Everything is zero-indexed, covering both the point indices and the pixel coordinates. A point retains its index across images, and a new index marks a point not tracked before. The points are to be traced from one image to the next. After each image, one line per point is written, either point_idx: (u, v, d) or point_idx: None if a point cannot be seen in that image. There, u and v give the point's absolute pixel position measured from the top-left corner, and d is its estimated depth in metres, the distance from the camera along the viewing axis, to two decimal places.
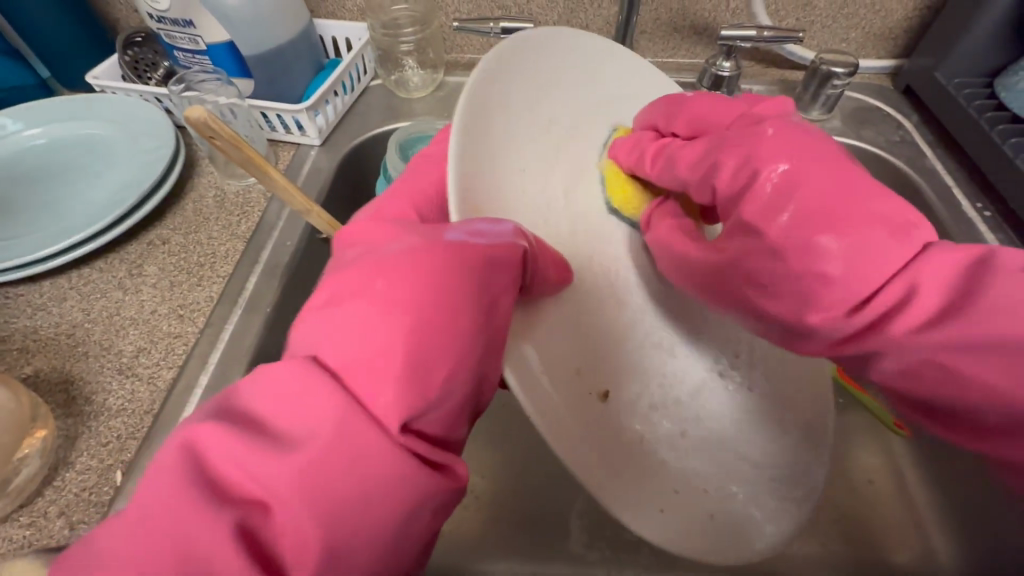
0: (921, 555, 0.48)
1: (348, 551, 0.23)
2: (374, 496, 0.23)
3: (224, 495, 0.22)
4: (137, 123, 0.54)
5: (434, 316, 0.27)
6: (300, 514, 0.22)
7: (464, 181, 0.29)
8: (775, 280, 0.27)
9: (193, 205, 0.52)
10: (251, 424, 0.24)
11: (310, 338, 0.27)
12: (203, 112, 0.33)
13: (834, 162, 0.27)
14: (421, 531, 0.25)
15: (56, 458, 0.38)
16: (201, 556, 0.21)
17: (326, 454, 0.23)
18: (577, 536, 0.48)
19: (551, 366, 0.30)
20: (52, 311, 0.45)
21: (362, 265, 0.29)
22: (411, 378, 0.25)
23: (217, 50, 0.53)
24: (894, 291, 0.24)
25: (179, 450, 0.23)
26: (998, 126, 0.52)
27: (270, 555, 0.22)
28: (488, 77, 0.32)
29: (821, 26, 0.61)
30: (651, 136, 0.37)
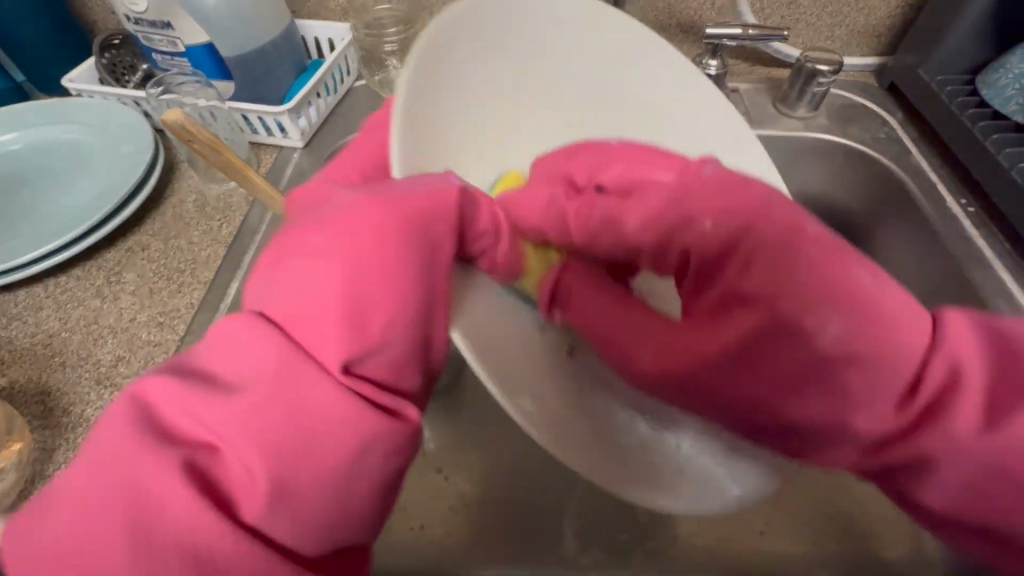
0: (912, 552, 0.48)
1: (301, 494, 0.21)
2: (326, 436, 0.22)
3: (171, 443, 0.21)
4: (115, 126, 0.53)
5: (375, 256, 0.24)
6: (248, 456, 0.21)
7: (410, 136, 0.30)
8: (783, 375, 0.25)
9: (173, 210, 0.51)
10: (200, 376, 0.22)
11: (254, 283, 0.25)
12: (180, 115, 0.33)
13: (816, 239, 0.26)
14: (380, 475, 0.23)
15: (33, 472, 0.37)
16: (153, 506, 0.20)
17: (270, 396, 0.21)
18: (570, 540, 0.48)
19: (505, 343, 0.31)
20: (28, 321, 0.44)
21: (300, 218, 0.26)
22: (354, 319, 0.23)
23: (196, 52, 0.52)
24: (938, 372, 0.24)
25: (125, 406, 0.21)
26: (980, 122, 0.53)
27: (216, 500, 0.21)
28: (443, 33, 0.33)
29: (805, 24, 0.61)
30: (566, 194, 0.33)
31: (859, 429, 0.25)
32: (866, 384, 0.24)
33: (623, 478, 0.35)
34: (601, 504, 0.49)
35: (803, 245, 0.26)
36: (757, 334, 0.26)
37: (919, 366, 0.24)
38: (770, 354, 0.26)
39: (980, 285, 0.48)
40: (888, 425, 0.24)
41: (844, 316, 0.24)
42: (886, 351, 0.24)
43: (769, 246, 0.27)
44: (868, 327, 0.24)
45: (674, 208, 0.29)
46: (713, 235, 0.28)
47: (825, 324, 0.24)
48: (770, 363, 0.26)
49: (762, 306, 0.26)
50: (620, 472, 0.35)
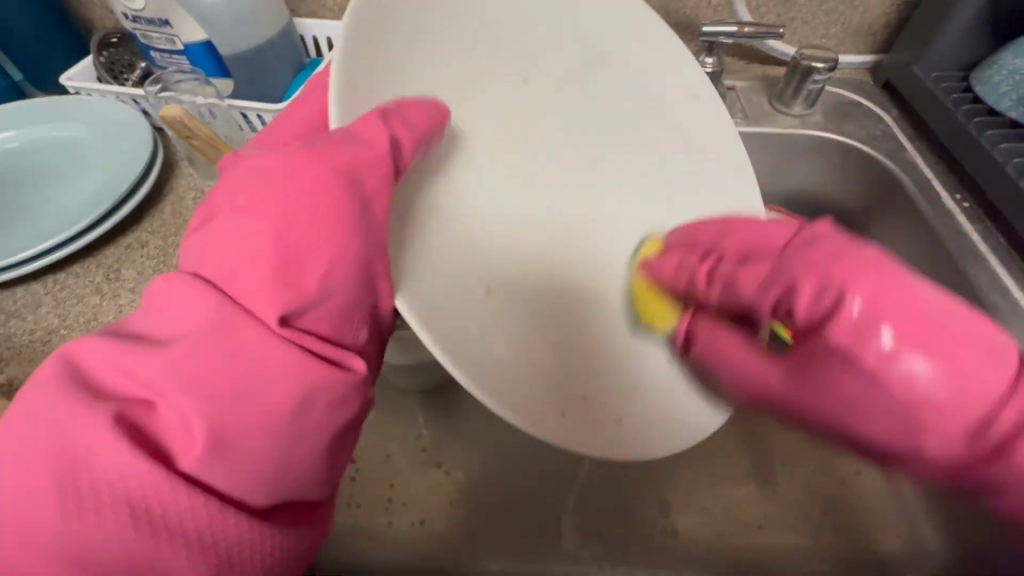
0: (910, 546, 0.48)
1: (233, 438, 0.24)
2: (254, 383, 0.24)
3: (108, 396, 0.24)
4: (114, 124, 0.53)
5: (300, 217, 0.26)
6: (182, 403, 0.23)
7: (353, 69, 0.26)
8: (859, 407, 0.27)
9: (172, 208, 0.51)
10: (137, 338, 0.25)
11: (187, 251, 0.27)
12: (180, 111, 0.34)
13: (919, 301, 0.26)
14: (319, 423, 0.26)
15: None
16: (88, 453, 0.22)
17: (199, 348, 0.24)
18: (570, 535, 0.48)
19: (447, 276, 0.28)
20: (27, 318, 0.44)
21: (226, 182, 0.28)
22: (279, 278, 0.26)
23: (194, 50, 0.53)
24: (1005, 416, 0.25)
25: (61, 363, 0.24)
26: (974, 118, 0.53)
27: (154, 441, 0.23)
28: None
29: (801, 22, 0.62)
30: (696, 258, 0.35)
31: (927, 455, 0.26)
32: (942, 421, 0.25)
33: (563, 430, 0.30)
34: (601, 500, 0.50)
35: (908, 308, 0.25)
36: (845, 379, 0.27)
37: (988, 407, 0.25)
38: (856, 395, 0.27)
39: (976, 280, 0.49)
40: (954, 454, 0.26)
41: (919, 348, 0.25)
42: (967, 394, 0.25)
43: (872, 304, 0.26)
44: (958, 378, 0.25)
45: (781, 277, 0.30)
46: (825, 301, 0.28)
47: (918, 374, 0.25)
48: (857, 404, 0.27)
49: (862, 362, 0.26)
50: (568, 425, 0.31)
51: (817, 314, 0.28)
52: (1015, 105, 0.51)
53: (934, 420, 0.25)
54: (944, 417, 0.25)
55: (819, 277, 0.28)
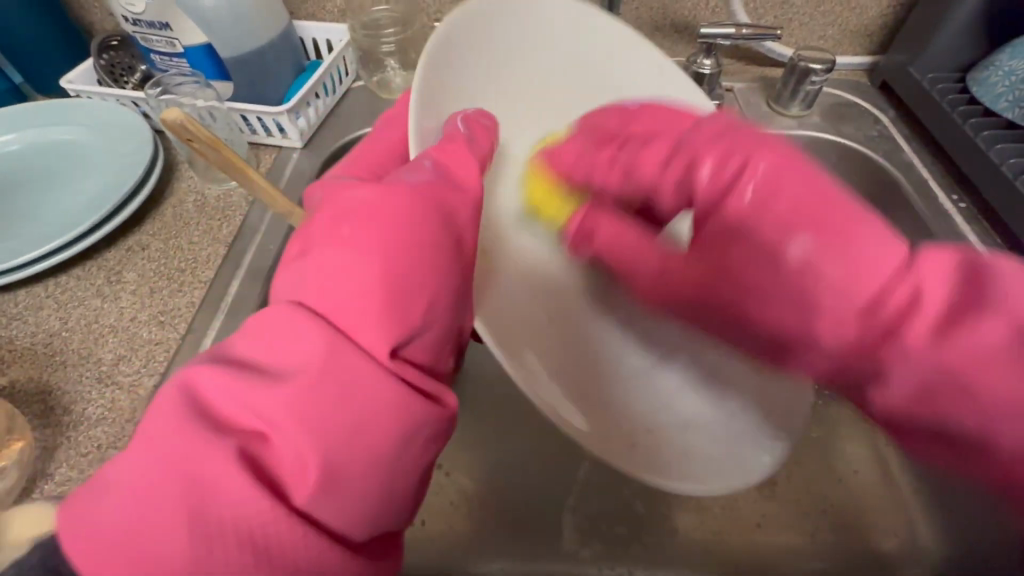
0: (905, 544, 0.48)
1: (347, 475, 0.22)
2: (372, 421, 0.23)
3: (222, 427, 0.22)
4: (115, 126, 0.53)
5: (405, 252, 0.26)
6: (303, 440, 0.22)
7: (427, 128, 0.33)
8: (758, 288, 0.28)
9: (173, 210, 0.51)
10: (244, 366, 0.23)
11: (290, 279, 0.26)
12: (180, 115, 0.33)
13: (820, 191, 0.27)
14: (417, 459, 0.25)
15: (35, 470, 0.37)
16: (213, 488, 0.20)
17: (319, 382, 0.22)
18: (569, 535, 0.48)
19: (518, 316, 0.36)
20: (29, 321, 0.44)
21: (330, 213, 0.28)
22: (390, 308, 0.25)
23: (195, 53, 0.52)
24: (898, 294, 0.24)
25: (175, 393, 0.22)
26: (970, 119, 0.54)
27: (271, 478, 0.22)
28: (456, 31, 0.36)
29: (799, 24, 0.62)
30: (597, 144, 0.36)
31: (818, 341, 0.26)
32: (833, 296, 0.25)
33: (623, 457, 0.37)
34: (600, 498, 0.50)
35: (804, 186, 0.27)
36: (746, 255, 0.28)
37: (883, 283, 0.24)
38: (751, 270, 0.28)
39: None
40: (843, 334, 0.26)
41: (810, 234, 0.26)
42: (852, 278, 0.25)
43: (764, 186, 0.28)
44: (837, 255, 0.25)
45: (686, 155, 0.31)
46: (729, 166, 0.29)
47: (798, 253, 0.26)
48: (756, 283, 0.28)
49: (761, 237, 0.28)
50: (622, 456, 0.37)
51: (719, 187, 0.29)
52: (1011, 105, 0.51)
53: (831, 303, 0.25)
54: (833, 298, 0.25)
55: (719, 151, 0.30)
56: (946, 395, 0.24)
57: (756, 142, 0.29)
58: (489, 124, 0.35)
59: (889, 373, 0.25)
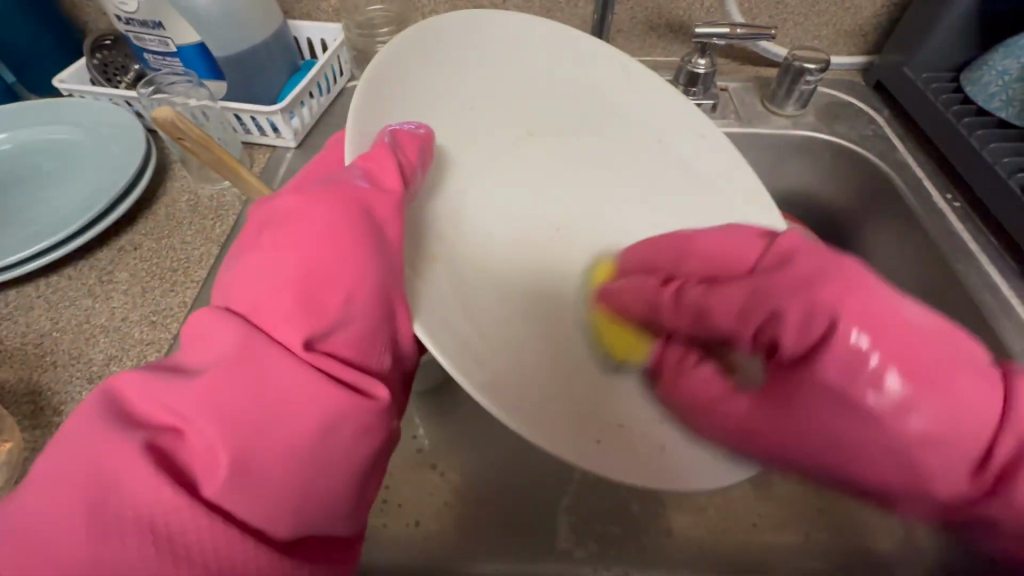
0: (903, 544, 0.48)
1: (254, 463, 0.23)
2: (280, 411, 0.24)
3: (140, 422, 0.23)
4: (107, 125, 0.53)
5: (326, 253, 0.27)
6: (209, 431, 0.23)
7: (360, 125, 0.31)
8: (865, 446, 0.27)
9: (166, 210, 0.51)
10: (170, 368, 0.25)
11: (218, 287, 0.28)
12: (171, 112, 0.33)
13: (857, 274, 0.29)
14: (343, 451, 0.26)
15: (25, 471, 0.37)
16: (116, 481, 0.21)
17: (227, 375, 0.24)
18: (565, 534, 0.48)
19: (484, 312, 0.31)
20: (19, 321, 0.44)
21: (254, 218, 0.29)
22: (303, 304, 0.26)
23: (188, 52, 0.53)
24: (1001, 447, 0.26)
25: (99, 398, 0.24)
26: (964, 118, 0.54)
27: (181, 470, 0.23)
28: (426, 38, 0.38)
29: (793, 24, 0.62)
30: (654, 281, 0.36)
31: (927, 490, 0.27)
32: (943, 460, 0.27)
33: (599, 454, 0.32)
34: (595, 499, 0.50)
35: (887, 310, 0.27)
36: (836, 416, 0.28)
37: (982, 432, 0.26)
38: (844, 430, 0.28)
39: (968, 279, 0.49)
40: (950, 485, 0.27)
41: (908, 380, 0.26)
42: (960, 421, 0.26)
43: (870, 333, 0.27)
44: (944, 399, 0.26)
45: (762, 304, 0.30)
46: (813, 326, 0.28)
47: (912, 411, 0.26)
48: (862, 441, 0.27)
49: (855, 395, 0.27)
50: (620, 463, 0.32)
51: (804, 346, 0.29)
52: (1004, 104, 0.52)
53: (940, 453, 0.26)
54: (947, 439, 0.26)
55: (804, 305, 0.29)
56: None
57: (836, 285, 0.28)
58: (421, 133, 0.32)
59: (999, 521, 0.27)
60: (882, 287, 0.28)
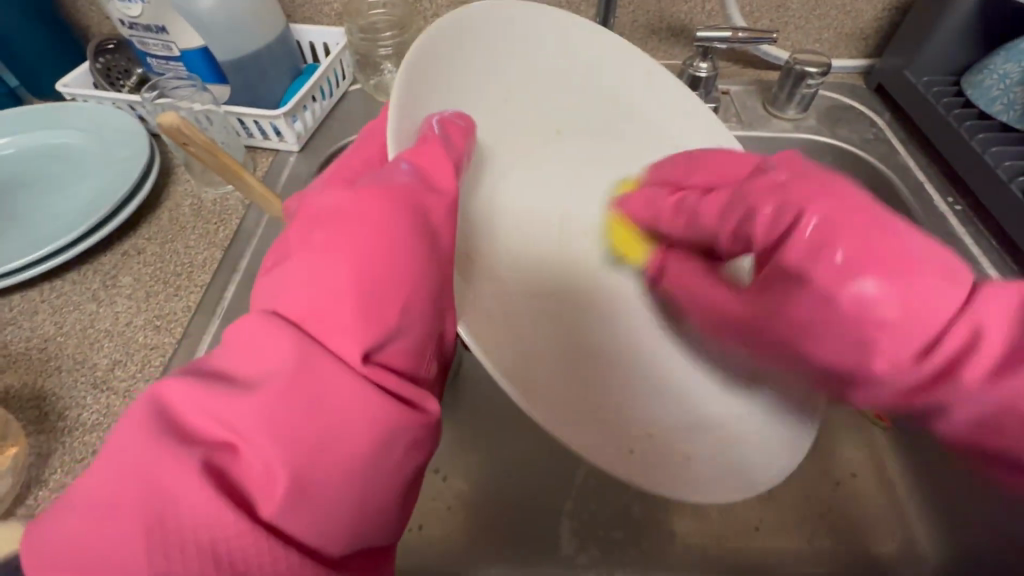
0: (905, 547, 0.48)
1: (314, 482, 0.22)
2: (343, 428, 0.23)
3: (190, 438, 0.22)
4: (110, 130, 0.53)
5: (382, 261, 0.27)
6: (270, 449, 0.22)
7: (402, 115, 0.31)
8: (818, 325, 0.29)
9: (169, 214, 0.51)
10: (216, 376, 0.23)
11: (263, 290, 0.26)
12: (176, 118, 0.33)
13: (852, 202, 0.29)
14: (396, 468, 0.25)
15: (30, 476, 0.37)
16: (173, 501, 0.20)
17: (288, 390, 0.23)
18: (568, 538, 0.48)
19: (508, 304, 0.34)
20: (23, 326, 0.44)
21: (302, 222, 0.28)
22: (362, 314, 0.25)
23: (191, 56, 0.52)
24: (957, 331, 0.26)
25: (147, 406, 0.22)
26: (966, 122, 0.54)
27: (236, 489, 0.22)
28: (460, 27, 0.37)
29: (795, 27, 0.62)
30: (668, 192, 0.38)
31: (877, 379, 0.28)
32: (895, 344, 0.27)
33: (601, 440, 0.33)
34: (597, 502, 0.50)
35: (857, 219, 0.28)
36: (802, 299, 0.29)
37: (942, 324, 0.27)
38: (809, 314, 0.29)
39: None
40: (903, 373, 0.28)
41: (876, 275, 0.27)
42: (915, 314, 0.27)
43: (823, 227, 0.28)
44: (904, 291, 0.26)
45: (742, 203, 0.32)
46: (780, 221, 0.30)
47: (866, 296, 0.27)
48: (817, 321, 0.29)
49: (816, 279, 0.28)
50: (629, 459, 0.33)
51: (773, 237, 0.30)
52: (1006, 108, 0.52)
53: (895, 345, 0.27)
54: (896, 336, 0.27)
55: (779, 200, 0.30)
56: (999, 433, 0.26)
57: (806, 189, 0.30)
58: (465, 124, 0.32)
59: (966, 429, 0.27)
60: (877, 209, 0.28)
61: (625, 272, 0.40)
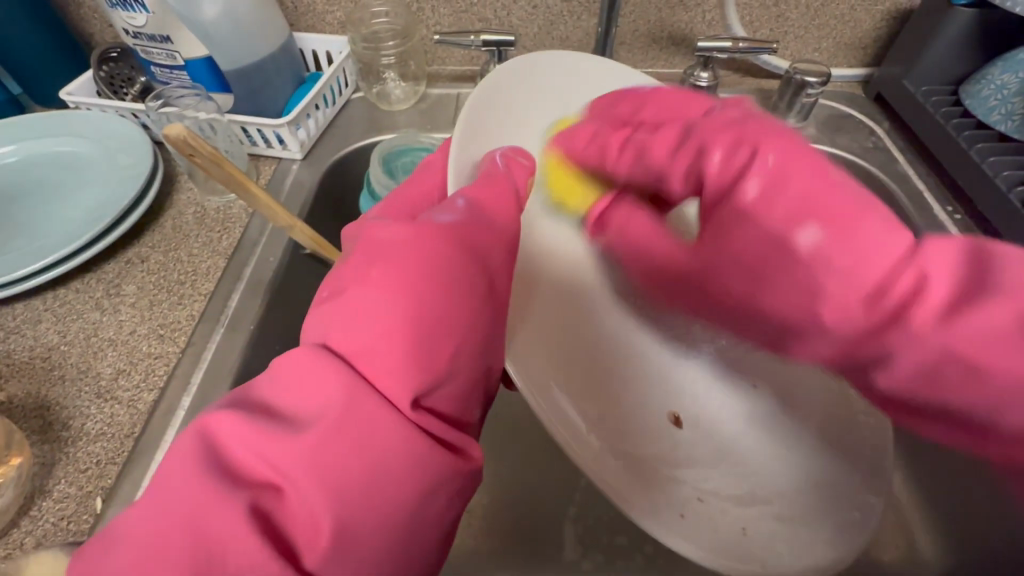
0: (908, 553, 0.48)
1: (359, 531, 0.22)
2: (388, 475, 0.23)
3: (237, 477, 0.22)
4: (114, 139, 0.53)
5: (438, 299, 0.26)
6: (318, 496, 0.22)
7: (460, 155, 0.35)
8: (768, 271, 0.27)
9: (171, 222, 0.51)
10: (262, 410, 0.23)
11: (317, 323, 0.26)
12: (182, 130, 0.33)
13: (787, 139, 0.28)
14: (438, 518, 0.25)
15: (33, 487, 0.36)
16: (216, 543, 0.20)
17: (335, 435, 0.22)
18: (571, 546, 0.48)
19: (542, 353, 0.35)
20: (27, 334, 0.44)
21: (359, 253, 0.28)
22: (414, 357, 0.25)
23: (195, 65, 0.53)
24: (906, 276, 0.23)
25: (198, 441, 0.22)
26: (964, 132, 0.54)
27: (283, 537, 0.21)
28: (532, 69, 0.43)
29: (794, 37, 0.63)
30: (613, 126, 0.36)
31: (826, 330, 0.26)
32: (838, 287, 0.25)
33: (650, 501, 0.33)
34: (600, 508, 0.50)
35: (828, 203, 0.25)
36: (748, 239, 0.27)
37: (886, 272, 0.24)
38: (767, 266, 0.27)
39: None
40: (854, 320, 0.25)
41: (814, 225, 0.25)
42: (832, 259, 0.25)
43: (772, 177, 0.27)
44: (849, 245, 0.24)
45: (694, 141, 0.31)
46: (734, 162, 0.28)
47: (808, 245, 0.25)
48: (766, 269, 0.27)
49: (767, 228, 0.27)
50: (688, 528, 0.34)
51: (728, 177, 0.28)
52: (1005, 118, 0.52)
53: (847, 293, 0.25)
54: (847, 285, 0.24)
55: (729, 143, 0.29)
56: (958, 368, 0.23)
57: (761, 134, 0.28)
58: (526, 162, 0.36)
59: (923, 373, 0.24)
60: (817, 155, 0.27)
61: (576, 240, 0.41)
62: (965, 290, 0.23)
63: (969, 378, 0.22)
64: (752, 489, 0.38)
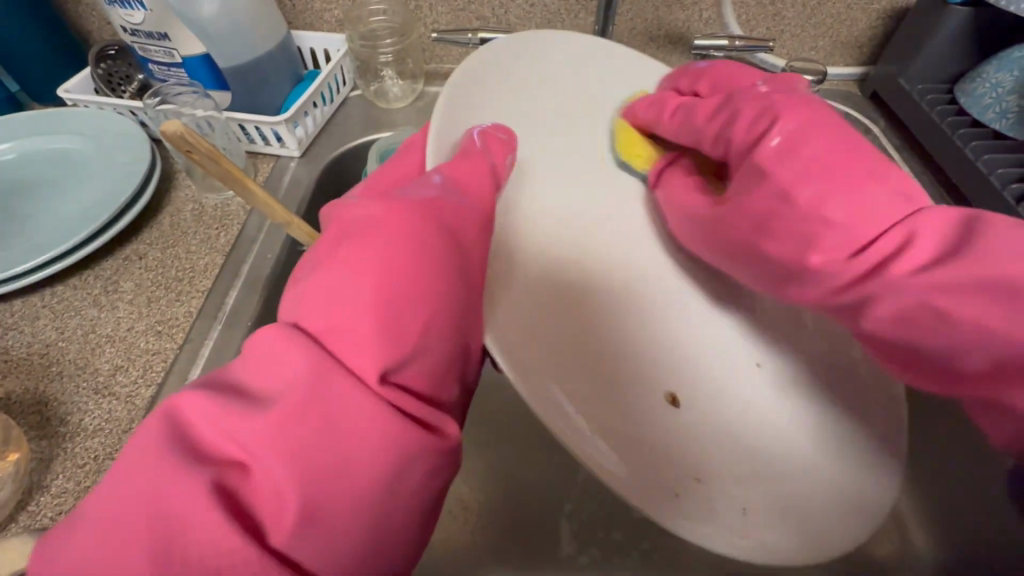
0: (904, 549, 0.48)
1: (327, 508, 0.22)
2: (355, 451, 0.23)
3: (201, 455, 0.22)
4: (111, 136, 0.53)
5: (410, 280, 0.27)
6: (284, 472, 0.22)
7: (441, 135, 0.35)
8: (770, 218, 0.29)
9: (170, 219, 0.51)
10: (230, 390, 0.23)
11: (287, 302, 0.26)
12: (180, 126, 0.33)
13: (807, 103, 0.32)
14: (414, 495, 0.25)
15: (31, 482, 0.37)
16: (180, 521, 0.20)
17: (301, 411, 0.22)
18: (568, 541, 0.48)
19: (521, 325, 0.31)
20: (25, 331, 0.44)
21: (330, 234, 0.29)
22: (382, 333, 0.25)
23: (193, 63, 0.53)
24: (892, 235, 0.26)
25: (163, 421, 0.22)
26: (959, 130, 0.55)
27: (249, 514, 0.22)
28: (509, 51, 0.42)
29: (790, 35, 0.63)
30: (672, 96, 0.40)
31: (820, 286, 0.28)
32: (834, 238, 0.28)
33: (645, 482, 0.31)
34: (597, 504, 0.50)
35: (848, 167, 0.28)
36: (765, 202, 0.30)
37: (880, 225, 0.27)
38: (766, 210, 0.30)
39: None
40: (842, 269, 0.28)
41: (818, 178, 0.28)
42: (854, 213, 0.27)
43: (787, 142, 0.30)
44: (841, 197, 0.27)
45: (728, 107, 0.35)
46: (761, 127, 0.32)
47: (810, 195, 0.28)
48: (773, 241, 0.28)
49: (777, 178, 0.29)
50: (687, 511, 0.32)
51: (752, 137, 0.32)
52: (998, 116, 0.53)
53: (834, 242, 0.28)
54: (842, 237, 0.28)
55: (762, 106, 0.33)
56: (932, 317, 0.25)
57: (789, 104, 0.32)
58: (504, 137, 0.37)
59: (891, 310, 0.26)
60: (827, 109, 0.32)
61: (631, 180, 0.41)
62: (947, 250, 0.25)
63: (944, 327, 0.24)
64: (765, 469, 0.34)
